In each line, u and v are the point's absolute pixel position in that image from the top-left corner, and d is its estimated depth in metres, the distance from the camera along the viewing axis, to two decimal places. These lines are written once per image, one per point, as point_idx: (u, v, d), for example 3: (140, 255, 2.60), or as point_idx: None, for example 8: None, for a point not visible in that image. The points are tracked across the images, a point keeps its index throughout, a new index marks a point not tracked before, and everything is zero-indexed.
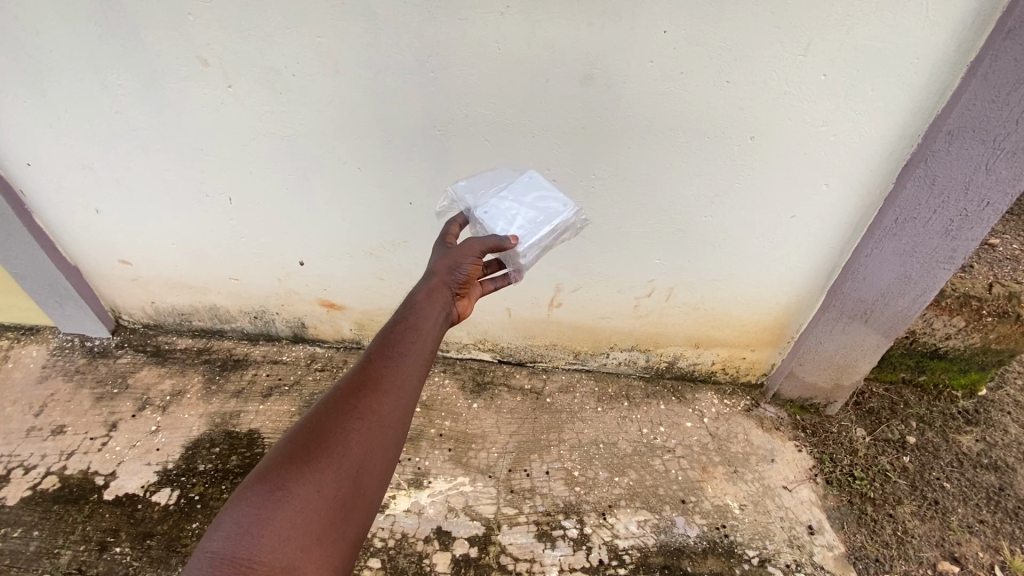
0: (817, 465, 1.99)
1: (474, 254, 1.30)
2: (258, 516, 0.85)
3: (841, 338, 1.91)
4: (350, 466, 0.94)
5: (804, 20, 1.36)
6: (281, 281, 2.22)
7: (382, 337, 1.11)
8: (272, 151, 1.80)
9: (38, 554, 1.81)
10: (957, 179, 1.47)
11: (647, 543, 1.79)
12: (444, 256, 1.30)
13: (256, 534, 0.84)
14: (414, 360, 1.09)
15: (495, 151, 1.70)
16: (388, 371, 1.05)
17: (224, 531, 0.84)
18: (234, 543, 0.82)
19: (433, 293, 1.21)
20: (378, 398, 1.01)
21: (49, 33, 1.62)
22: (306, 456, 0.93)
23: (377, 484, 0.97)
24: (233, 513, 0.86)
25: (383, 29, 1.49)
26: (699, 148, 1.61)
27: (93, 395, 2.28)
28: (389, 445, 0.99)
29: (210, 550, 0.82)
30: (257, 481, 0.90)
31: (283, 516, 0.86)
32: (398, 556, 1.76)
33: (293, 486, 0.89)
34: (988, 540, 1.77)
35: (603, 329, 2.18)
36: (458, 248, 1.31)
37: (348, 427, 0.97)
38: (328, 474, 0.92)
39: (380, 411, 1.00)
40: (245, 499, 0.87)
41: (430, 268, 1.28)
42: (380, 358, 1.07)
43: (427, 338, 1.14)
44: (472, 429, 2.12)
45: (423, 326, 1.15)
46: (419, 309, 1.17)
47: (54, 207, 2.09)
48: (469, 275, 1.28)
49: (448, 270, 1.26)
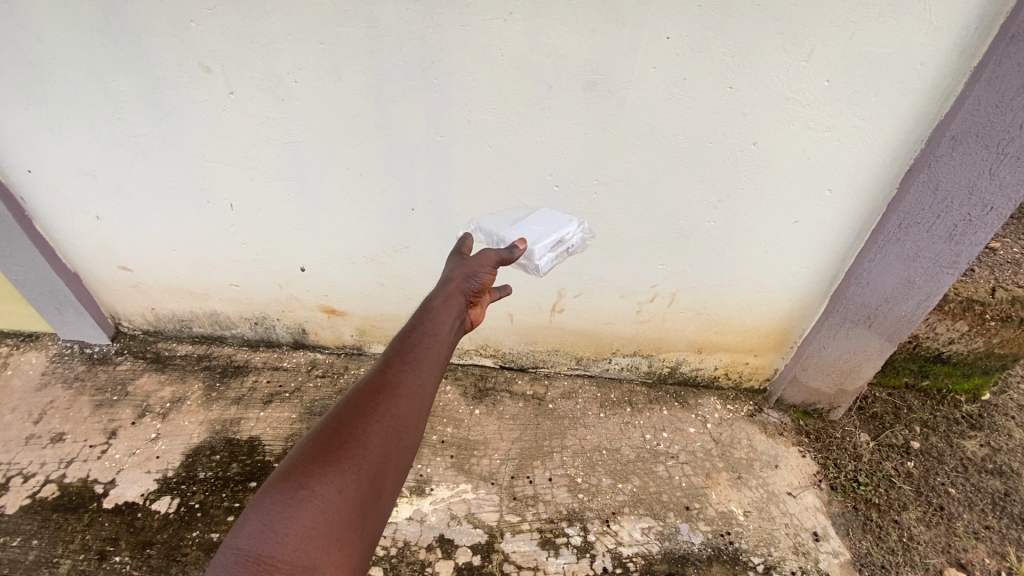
0: (822, 471, 1.98)
1: (489, 265, 1.37)
2: (282, 513, 0.84)
3: (846, 343, 1.90)
4: (369, 467, 0.94)
5: (808, 26, 1.36)
6: (281, 287, 2.21)
7: (398, 343, 1.13)
8: (275, 157, 1.80)
9: (38, 563, 1.80)
10: (961, 184, 1.46)
11: (652, 550, 1.78)
12: (460, 265, 1.36)
13: (281, 532, 0.82)
14: (431, 364, 1.11)
15: (499, 157, 1.69)
16: (406, 375, 1.06)
17: (248, 528, 0.82)
18: (258, 540, 0.81)
19: (451, 298, 1.25)
20: (396, 401, 1.02)
21: (51, 38, 1.61)
22: (327, 456, 0.92)
23: (394, 487, 0.96)
24: (256, 512, 0.84)
25: (387, 35, 1.49)
26: (703, 152, 1.61)
27: (92, 402, 2.26)
28: (405, 449, 0.99)
29: (235, 547, 0.80)
30: (280, 478, 0.88)
31: (307, 514, 0.85)
32: (401, 565, 1.75)
33: (316, 485, 0.88)
34: (993, 546, 1.76)
35: (605, 335, 2.18)
36: (473, 259, 1.37)
37: (367, 429, 0.97)
38: (349, 474, 0.91)
39: (399, 411, 1.01)
40: (268, 497, 0.86)
41: (446, 275, 1.33)
42: (397, 362, 1.08)
43: (441, 344, 1.16)
44: (474, 435, 2.11)
45: (439, 331, 1.17)
46: (433, 316, 1.20)
47: (55, 213, 2.08)
48: (483, 283, 1.34)
49: (463, 277, 1.31)
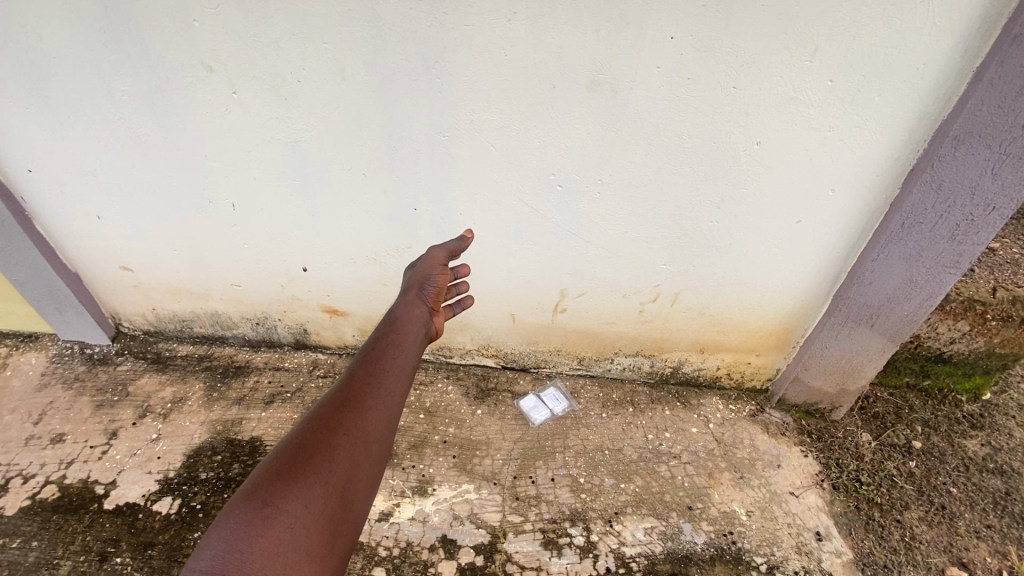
0: (824, 470, 1.99)
1: (439, 265, 1.46)
2: (246, 532, 0.85)
3: (846, 343, 1.91)
4: (336, 480, 0.97)
5: (812, 26, 1.36)
6: (283, 288, 2.21)
7: (362, 358, 1.19)
8: (278, 157, 1.79)
9: (38, 565, 1.79)
10: (964, 184, 1.47)
11: (655, 550, 1.78)
12: (415, 272, 1.45)
13: (246, 551, 0.83)
14: (396, 377, 1.17)
15: (502, 157, 1.70)
16: (371, 388, 1.12)
17: (212, 549, 0.83)
18: (222, 561, 0.82)
19: (412, 306, 1.35)
20: (362, 414, 1.06)
21: (52, 38, 1.61)
22: (292, 473, 0.94)
23: (362, 499, 0.99)
24: (220, 533, 0.85)
25: (390, 34, 1.49)
26: (706, 152, 1.61)
27: (92, 403, 2.26)
28: (373, 459, 1.03)
29: (197, 569, 0.80)
30: (244, 498, 0.90)
31: (273, 532, 0.86)
32: (403, 565, 1.75)
33: (281, 502, 0.90)
34: (994, 545, 1.77)
35: (607, 335, 2.18)
36: (426, 263, 1.46)
37: (333, 443, 1.00)
38: (316, 490, 0.94)
39: (364, 425, 1.05)
40: (232, 518, 0.87)
41: (405, 286, 1.42)
42: (362, 376, 1.14)
43: (406, 354, 1.23)
44: (477, 436, 2.10)
45: (403, 343, 1.25)
46: (397, 329, 1.28)
47: (55, 212, 2.07)
48: (440, 285, 1.43)
49: (420, 284, 1.40)
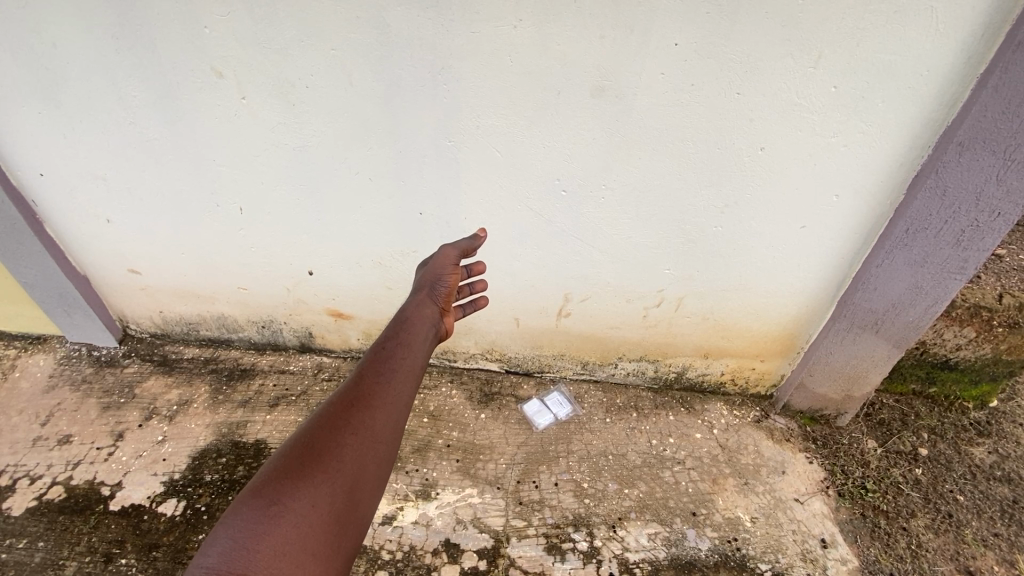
0: (829, 477, 1.97)
1: (451, 264, 1.47)
2: (253, 531, 0.86)
3: (852, 348, 1.90)
4: (344, 480, 0.97)
5: (815, 33, 1.37)
6: (289, 291, 2.22)
7: (372, 356, 1.20)
8: (285, 161, 1.81)
9: (44, 565, 1.80)
10: (967, 190, 1.47)
11: (658, 556, 1.78)
12: (427, 271, 1.46)
13: (252, 550, 0.84)
14: (405, 377, 1.17)
15: (507, 162, 1.71)
16: (380, 387, 1.12)
17: (219, 546, 0.84)
18: (228, 559, 0.83)
19: (422, 306, 1.35)
20: (370, 413, 1.07)
21: (65, 43, 1.63)
22: (300, 472, 0.95)
23: (369, 500, 1.00)
24: (227, 530, 0.86)
25: (397, 41, 1.50)
26: (711, 158, 1.62)
27: (100, 404, 2.27)
28: (381, 459, 1.03)
29: (203, 566, 0.81)
30: (252, 497, 0.91)
31: (279, 531, 0.87)
32: (406, 569, 1.75)
33: (288, 501, 0.91)
34: (1003, 554, 1.75)
35: (612, 340, 2.18)
36: (437, 262, 1.47)
37: (341, 442, 1.01)
38: (323, 490, 0.94)
39: (372, 425, 1.05)
40: (240, 515, 0.88)
41: (416, 286, 1.43)
42: (371, 375, 1.15)
43: (416, 354, 1.23)
44: (481, 440, 2.11)
45: (413, 342, 1.25)
46: (408, 329, 1.28)
47: (65, 215, 2.10)
48: (451, 285, 1.43)
49: (430, 284, 1.41)
